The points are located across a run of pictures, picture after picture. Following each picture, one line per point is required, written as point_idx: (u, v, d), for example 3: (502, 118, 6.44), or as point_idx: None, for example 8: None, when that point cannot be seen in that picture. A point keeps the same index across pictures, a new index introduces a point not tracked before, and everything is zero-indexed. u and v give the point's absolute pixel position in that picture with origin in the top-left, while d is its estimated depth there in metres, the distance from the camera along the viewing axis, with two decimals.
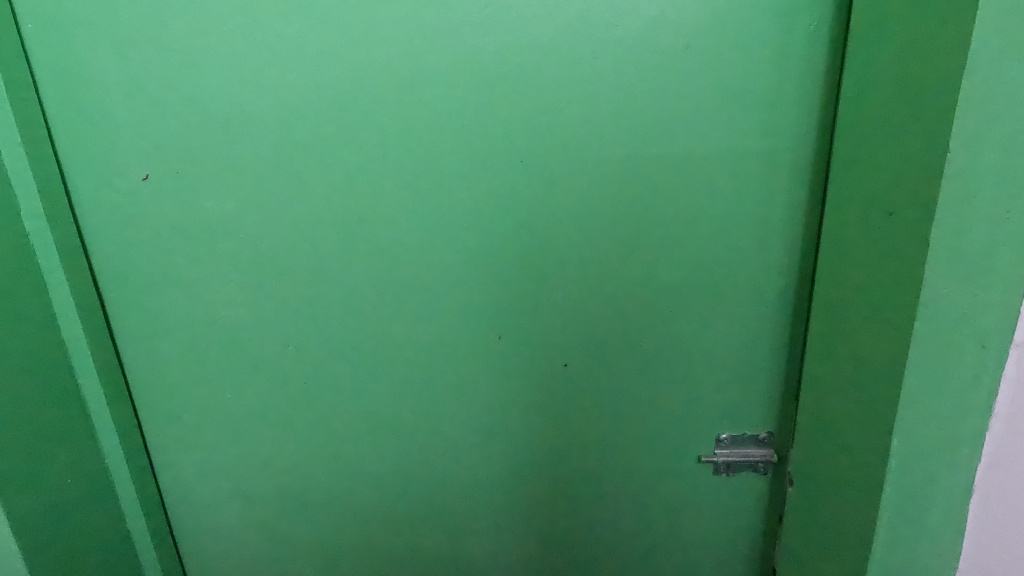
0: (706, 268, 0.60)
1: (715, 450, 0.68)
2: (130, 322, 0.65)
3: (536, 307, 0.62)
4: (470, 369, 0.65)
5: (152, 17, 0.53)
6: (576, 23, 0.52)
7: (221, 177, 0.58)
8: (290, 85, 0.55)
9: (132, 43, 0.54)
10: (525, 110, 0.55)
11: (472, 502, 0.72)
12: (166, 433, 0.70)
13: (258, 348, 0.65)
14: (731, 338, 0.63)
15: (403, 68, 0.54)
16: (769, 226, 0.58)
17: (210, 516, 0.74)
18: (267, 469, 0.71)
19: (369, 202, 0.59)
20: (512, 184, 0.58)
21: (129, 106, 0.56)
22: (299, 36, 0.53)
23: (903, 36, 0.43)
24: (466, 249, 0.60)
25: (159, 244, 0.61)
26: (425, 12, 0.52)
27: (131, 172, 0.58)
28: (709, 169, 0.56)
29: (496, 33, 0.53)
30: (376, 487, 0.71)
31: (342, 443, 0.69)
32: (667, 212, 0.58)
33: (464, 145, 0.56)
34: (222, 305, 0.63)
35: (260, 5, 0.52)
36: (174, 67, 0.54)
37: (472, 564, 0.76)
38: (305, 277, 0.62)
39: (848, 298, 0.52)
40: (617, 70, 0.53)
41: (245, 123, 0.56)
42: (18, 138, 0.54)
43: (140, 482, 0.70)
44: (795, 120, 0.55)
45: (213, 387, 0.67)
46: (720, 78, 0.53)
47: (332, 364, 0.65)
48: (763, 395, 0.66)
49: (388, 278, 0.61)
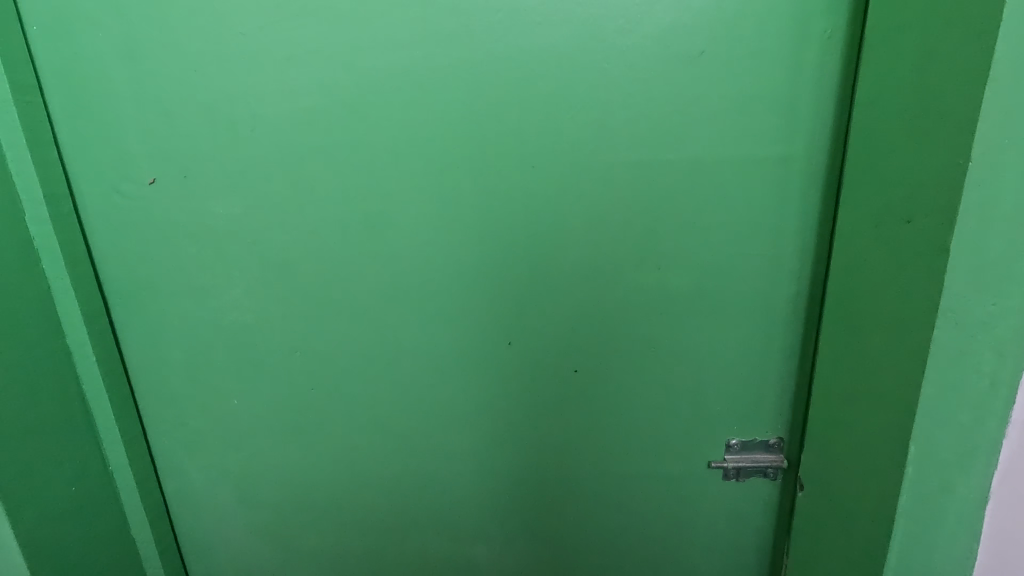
0: (707, 280, 0.74)
1: (726, 456, 0.83)
2: (132, 310, 0.77)
3: (558, 308, 0.76)
4: (490, 364, 0.80)
5: (198, 57, 0.66)
6: (590, 34, 0.64)
7: (288, 194, 0.72)
8: (349, 89, 0.67)
9: (184, 72, 0.67)
10: (552, 131, 0.68)
11: (494, 496, 0.88)
12: (188, 410, 0.83)
13: (276, 345, 0.79)
14: (737, 350, 0.77)
15: (432, 87, 0.67)
16: (781, 243, 0.72)
17: (287, 459, 0.86)
18: (324, 450, 0.85)
19: (411, 212, 0.72)
20: (529, 198, 0.71)
21: (162, 120, 0.69)
22: (353, 63, 0.66)
23: (920, 80, 0.51)
24: (485, 252, 0.74)
25: (161, 240, 0.74)
26: (464, 42, 0.65)
27: (140, 176, 0.71)
28: (717, 189, 0.70)
29: (519, 61, 0.66)
30: (409, 476, 0.87)
31: (400, 425, 0.84)
32: (673, 232, 0.72)
33: (494, 161, 0.70)
34: (224, 294, 0.76)
35: (331, 35, 0.65)
36: (227, 93, 0.68)
37: (486, 557, 0.92)
38: (377, 279, 0.76)
39: (873, 300, 0.59)
40: (629, 95, 0.66)
41: (301, 134, 0.69)
42: (106, 152, 0.70)
43: (136, 462, 0.83)
44: (804, 149, 0.67)
45: (268, 367, 0.80)
46: (727, 105, 0.66)
47: (376, 352, 0.80)
48: (774, 402, 0.80)
49: (458, 269, 0.75)
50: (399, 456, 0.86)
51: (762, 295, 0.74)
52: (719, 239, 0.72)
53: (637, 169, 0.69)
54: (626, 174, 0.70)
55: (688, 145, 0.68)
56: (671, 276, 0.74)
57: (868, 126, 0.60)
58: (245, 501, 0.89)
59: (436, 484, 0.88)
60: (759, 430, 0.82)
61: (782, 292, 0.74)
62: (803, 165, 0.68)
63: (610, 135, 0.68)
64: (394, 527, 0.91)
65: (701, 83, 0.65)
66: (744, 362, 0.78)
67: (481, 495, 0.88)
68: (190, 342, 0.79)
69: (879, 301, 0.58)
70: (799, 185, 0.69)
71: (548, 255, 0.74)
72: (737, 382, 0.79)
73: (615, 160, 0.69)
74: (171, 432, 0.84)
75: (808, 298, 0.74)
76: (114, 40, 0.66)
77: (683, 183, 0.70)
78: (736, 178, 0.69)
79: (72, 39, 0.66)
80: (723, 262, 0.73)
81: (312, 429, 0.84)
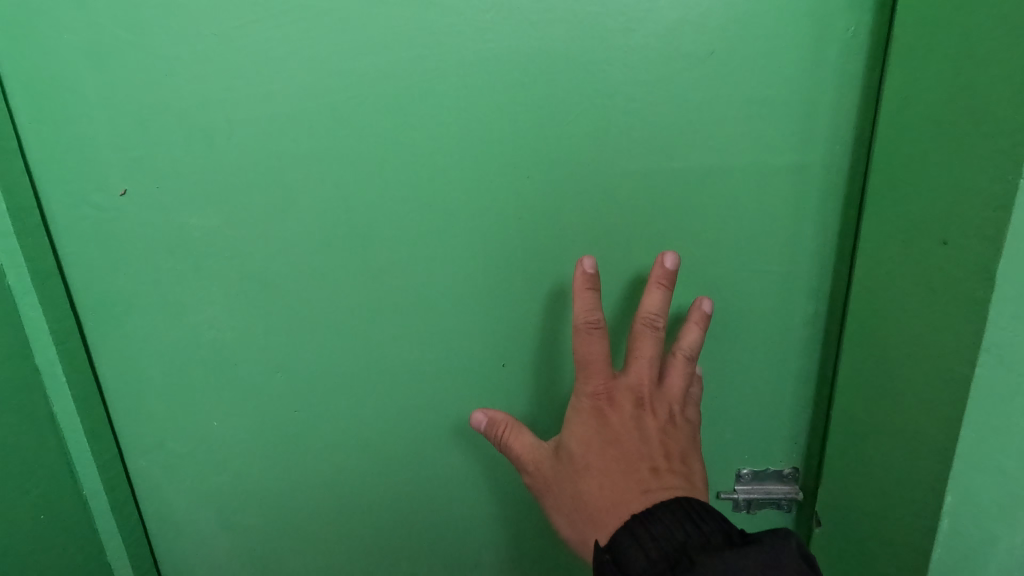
0: (716, 299, 0.69)
1: (737, 486, 0.78)
2: (105, 327, 0.73)
3: (555, 329, 0.72)
4: (485, 386, 0.75)
5: (172, 61, 0.62)
6: (589, 35, 0.60)
7: (270, 205, 0.68)
8: (331, 95, 0.63)
9: (158, 77, 0.63)
10: (549, 139, 0.63)
11: (490, 519, 0.84)
12: (166, 431, 0.79)
13: (260, 363, 0.75)
14: (747, 374, 0.72)
15: (420, 92, 0.62)
16: (796, 259, 0.66)
17: (271, 483, 0.82)
18: (310, 472, 0.81)
19: (400, 224, 0.68)
20: (525, 211, 0.66)
21: (134, 128, 0.65)
22: (336, 66, 0.62)
23: (963, 84, 0.48)
24: (478, 269, 0.69)
25: (134, 253, 0.70)
26: (454, 43, 0.61)
27: (112, 187, 0.67)
28: (727, 203, 0.64)
29: (513, 65, 0.61)
30: (401, 501, 0.83)
31: (390, 448, 0.79)
32: (678, 248, 0.67)
33: (486, 171, 0.65)
34: (202, 310, 0.72)
35: (312, 36, 0.61)
36: (204, 98, 0.63)
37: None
38: (363, 295, 0.71)
39: (901, 318, 0.57)
40: (632, 100, 0.61)
41: (281, 143, 0.65)
42: (75, 161, 0.66)
43: (110, 486, 0.79)
44: (823, 159, 0.62)
45: (251, 386, 0.76)
46: (739, 111, 0.61)
47: (364, 372, 0.75)
48: (787, 428, 0.74)
49: (451, 285, 0.70)
50: (391, 481, 0.81)
51: (774, 315, 0.69)
52: (732, 254, 0.67)
53: (647, 179, 0.64)
54: (633, 184, 0.65)
55: (701, 152, 0.63)
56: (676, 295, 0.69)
57: (892, 132, 0.56)
58: (228, 526, 0.85)
59: (432, 508, 0.83)
60: (772, 459, 0.76)
61: (797, 312, 0.69)
62: (821, 176, 0.63)
63: (616, 143, 0.63)
64: (385, 554, 0.86)
65: (716, 85, 0.60)
66: (759, 387, 0.73)
67: (481, 519, 0.84)
68: (170, 360, 0.75)
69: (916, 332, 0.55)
70: (817, 197, 0.63)
71: (552, 272, 0.69)
72: (748, 408, 0.74)
73: (622, 169, 0.64)
74: (150, 454, 0.80)
75: (827, 319, 0.68)
76: (83, 44, 0.62)
77: (696, 194, 0.64)
78: (751, 188, 0.64)
79: (36, 40, 0.62)
80: (738, 279, 0.68)
81: (299, 451, 0.80)
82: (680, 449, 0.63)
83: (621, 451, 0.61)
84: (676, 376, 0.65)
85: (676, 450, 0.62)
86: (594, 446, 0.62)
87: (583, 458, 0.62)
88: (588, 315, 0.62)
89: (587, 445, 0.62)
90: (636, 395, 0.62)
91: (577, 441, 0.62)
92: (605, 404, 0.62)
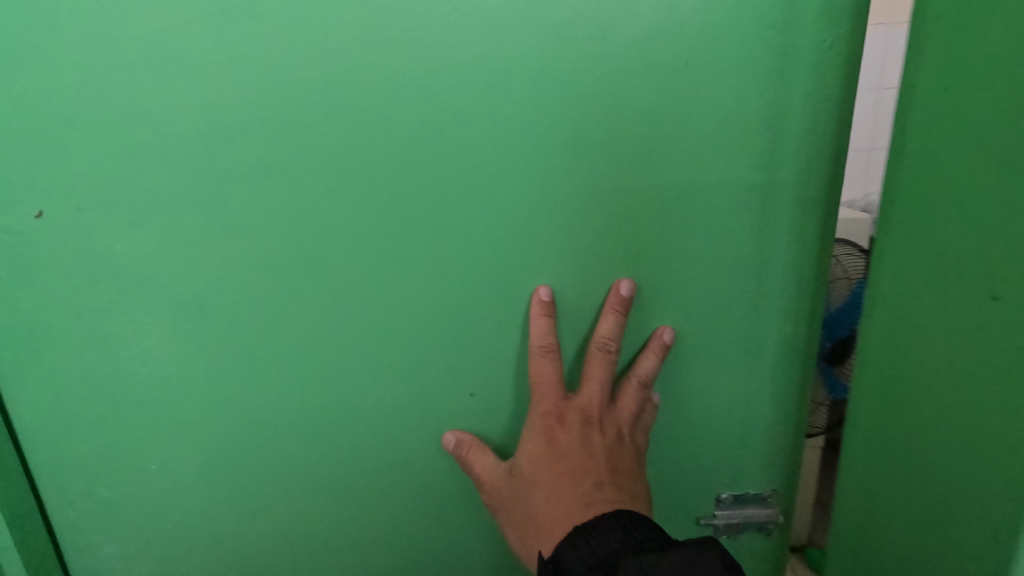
0: (691, 321, 0.66)
1: (717, 512, 0.75)
2: (24, 359, 0.67)
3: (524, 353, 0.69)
4: (450, 414, 0.72)
5: (88, 71, 0.56)
6: (556, 46, 0.57)
7: (210, 227, 0.63)
8: (278, 111, 0.59)
9: (72, 89, 0.57)
10: (514, 156, 0.61)
11: (452, 549, 0.81)
12: (94, 468, 0.73)
13: (200, 395, 0.70)
14: (723, 397, 0.70)
15: (378, 107, 0.59)
16: (768, 278, 0.65)
17: (210, 521, 0.76)
18: (256, 509, 0.76)
19: (357, 247, 0.64)
20: (491, 230, 0.63)
21: (46, 145, 0.59)
22: (282, 79, 0.57)
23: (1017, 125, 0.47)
24: (442, 292, 0.66)
25: (55, 280, 0.64)
26: (413, 56, 0.57)
27: (24, 209, 0.61)
28: (699, 222, 0.62)
29: (476, 78, 0.58)
30: (358, 535, 0.79)
31: (344, 482, 0.75)
32: (651, 268, 0.64)
33: (449, 190, 0.62)
34: (136, 338, 0.67)
35: (254, 47, 0.56)
36: (129, 112, 0.58)
37: None
38: (317, 322, 0.67)
39: (951, 360, 0.56)
40: (601, 115, 0.59)
41: (221, 162, 0.60)
42: None
43: (25, 532, 0.73)
44: (793, 177, 0.61)
45: (191, 419, 0.71)
46: (711, 127, 0.59)
47: (317, 403, 0.71)
48: (765, 451, 0.73)
49: (414, 309, 0.67)
50: (345, 516, 0.77)
51: (748, 336, 0.67)
52: (729, 270, 0.64)
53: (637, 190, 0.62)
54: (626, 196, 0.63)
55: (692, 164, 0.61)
56: (650, 317, 0.66)
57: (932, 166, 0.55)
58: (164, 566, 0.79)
59: (417, 534, 0.79)
60: (751, 483, 0.74)
61: (770, 332, 0.67)
62: (790, 194, 0.62)
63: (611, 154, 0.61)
64: None
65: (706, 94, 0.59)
66: (739, 410, 0.71)
67: (472, 541, 0.80)
68: (100, 392, 0.69)
69: (937, 367, 0.57)
70: (788, 214, 0.62)
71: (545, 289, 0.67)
72: (726, 431, 0.72)
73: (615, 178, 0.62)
74: (76, 491, 0.74)
75: (800, 337, 0.67)
76: None
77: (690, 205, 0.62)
78: (733, 205, 0.62)
79: None
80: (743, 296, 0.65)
81: (248, 488, 0.75)
82: (626, 470, 0.62)
83: (567, 467, 0.61)
84: (627, 403, 0.65)
85: (621, 474, 0.61)
86: (542, 463, 0.62)
87: (531, 475, 0.62)
88: (542, 338, 0.64)
89: (535, 462, 0.62)
90: (585, 415, 0.63)
91: (526, 460, 0.63)
92: (555, 423, 0.63)
